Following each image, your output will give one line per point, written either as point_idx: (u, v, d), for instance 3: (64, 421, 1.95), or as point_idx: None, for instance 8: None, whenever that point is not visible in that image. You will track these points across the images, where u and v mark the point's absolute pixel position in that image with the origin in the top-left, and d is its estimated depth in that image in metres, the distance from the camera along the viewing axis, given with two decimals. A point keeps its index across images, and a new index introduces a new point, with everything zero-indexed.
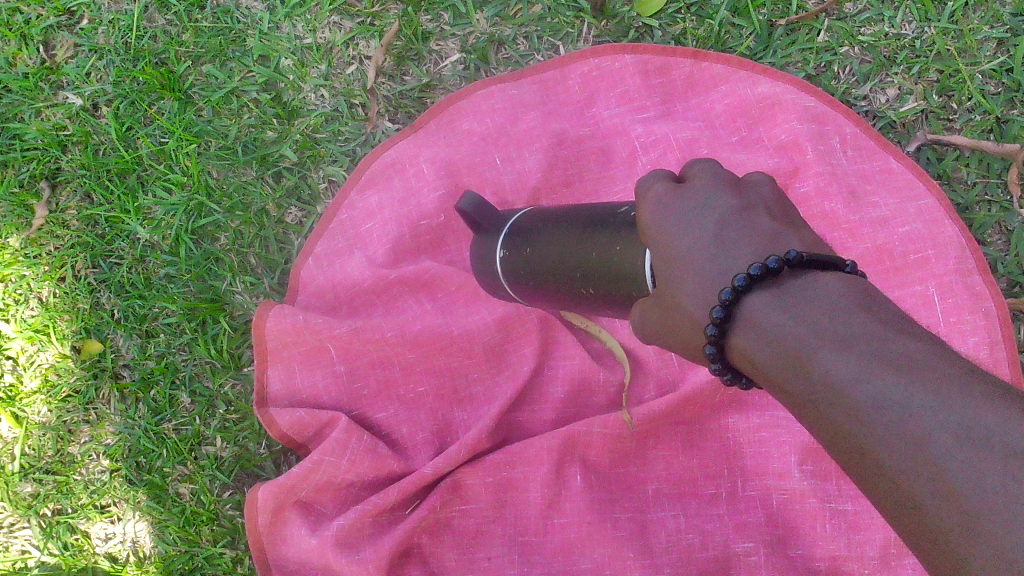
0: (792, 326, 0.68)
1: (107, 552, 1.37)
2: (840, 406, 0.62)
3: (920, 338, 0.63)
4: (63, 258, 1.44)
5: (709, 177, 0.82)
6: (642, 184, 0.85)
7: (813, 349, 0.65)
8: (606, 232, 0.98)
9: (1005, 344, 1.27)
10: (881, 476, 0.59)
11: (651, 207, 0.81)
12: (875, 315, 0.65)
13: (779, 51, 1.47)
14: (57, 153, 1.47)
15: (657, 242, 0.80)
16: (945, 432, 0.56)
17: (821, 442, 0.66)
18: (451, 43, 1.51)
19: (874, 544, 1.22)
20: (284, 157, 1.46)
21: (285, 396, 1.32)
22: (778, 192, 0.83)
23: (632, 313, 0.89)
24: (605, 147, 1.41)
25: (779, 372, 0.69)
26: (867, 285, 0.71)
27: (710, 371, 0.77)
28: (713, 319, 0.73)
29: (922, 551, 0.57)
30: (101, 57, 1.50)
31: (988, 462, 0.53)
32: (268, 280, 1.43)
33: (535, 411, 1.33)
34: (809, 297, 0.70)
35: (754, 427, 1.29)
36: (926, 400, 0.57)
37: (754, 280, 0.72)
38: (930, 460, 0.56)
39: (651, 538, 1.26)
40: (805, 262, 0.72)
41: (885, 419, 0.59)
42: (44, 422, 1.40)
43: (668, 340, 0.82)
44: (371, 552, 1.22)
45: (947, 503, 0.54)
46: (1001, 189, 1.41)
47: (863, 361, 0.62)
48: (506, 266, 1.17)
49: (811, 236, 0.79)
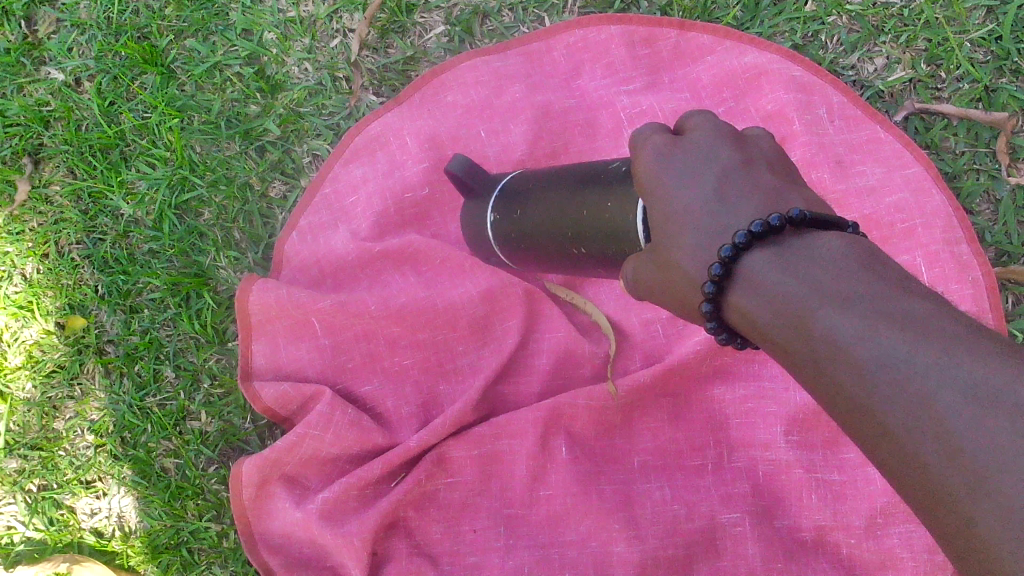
0: (794, 285, 0.67)
1: (92, 527, 1.36)
2: (841, 364, 0.61)
3: (922, 297, 0.62)
4: (47, 234, 1.43)
5: (710, 130, 0.80)
6: (638, 133, 0.83)
7: (815, 308, 0.64)
8: (594, 191, 0.98)
9: (992, 313, 1.27)
10: (882, 435, 0.58)
11: (649, 157, 0.79)
12: (879, 275, 0.64)
13: (766, 21, 1.46)
14: (39, 129, 1.46)
15: (653, 195, 0.79)
16: (952, 391, 0.54)
17: (819, 401, 0.65)
18: (436, 15, 1.49)
19: (859, 514, 1.21)
20: (267, 131, 1.45)
21: (268, 371, 1.31)
22: (777, 150, 0.81)
23: (625, 268, 0.88)
24: (591, 119, 1.39)
25: (779, 331, 0.67)
26: (870, 243, 0.69)
27: (707, 331, 0.76)
28: (711, 277, 0.72)
29: (924, 511, 0.56)
30: (83, 32, 1.49)
31: (996, 421, 0.52)
32: (252, 255, 1.42)
33: (521, 383, 1.33)
34: (810, 256, 0.69)
35: (740, 399, 1.29)
36: (933, 358, 0.56)
37: (755, 238, 0.71)
38: (936, 418, 0.55)
39: (637, 510, 1.25)
40: (808, 221, 0.71)
41: (888, 378, 0.58)
42: (28, 398, 1.39)
43: (662, 298, 0.81)
44: (355, 526, 1.21)
45: (954, 463, 0.53)
46: (989, 158, 1.40)
47: (866, 320, 0.60)
48: (497, 231, 1.17)
49: (811, 195, 0.78)
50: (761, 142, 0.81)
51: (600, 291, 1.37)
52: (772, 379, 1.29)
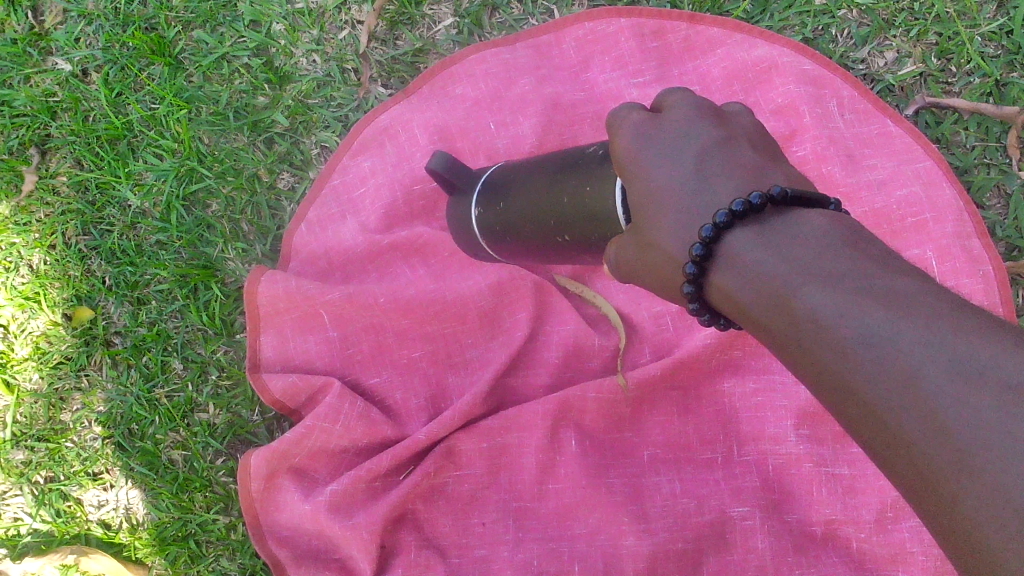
0: (777, 264, 0.67)
1: (100, 519, 1.36)
2: (825, 343, 0.60)
3: (907, 275, 0.61)
4: (53, 225, 1.43)
5: (690, 108, 0.79)
6: (616, 113, 0.82)
7: (797, 287, 0.63)
8: (576, 175, 0.96)
9: (1003, 307, 1.26)
10: (867, 414, 0.58)
11: (628, 137, 0.78)
12: (862, 252, 0.64)
13: (776, 14, 1.45)
14: (46, 120, 1.46)
15: (633, 176, 0.78)
16: (937, 367, 0.54)
17: (804, 382, 0.65)
18: (445, 7, 1.49)
19: (870, 508, 1.21)
20: (275, 122, 1.45)
21: (277, 363, 1.31)
22: (761, 129, 0.81)
23: (608, 253, 0.87)
24: (601, 111, 1.38)
25: (763, 311, 0.67)
26: (852, 222, 0.69)
27: (689, 312, 0.76)
28: (692, 257, 0.71)
29: (910, 490, 0.56)
30: (90, 23, 1.48)
31: (981, 396, 0.51)
32: (260, 246, 1.42)
33: (529, 376, 1.32)
34: (793, 235, 0.68)
35: (750, 392, 1.28)
36: (917, 335, 0.56)
37: (737, 217, 0.70)
38: (921, 395, 0.54)
39: (646, 503, 1.25)
40: (790, 200, 0.70)
41: (873, 355, 0.57)
42: (35, 389, 1.39)
43: (645, 280, 0.81)
44: (364, 518, 1.21)
45: (939, 440, 0.52)
46: (1000, 152, 1.40)
47: (850, 297, 0.60)
48: (482, 226, 1.16)
49: (798, 177, 0.77)
50: (745, 121, 0.80)
51: (609, 283, 1.37)
52: (782, 373, 1.28)
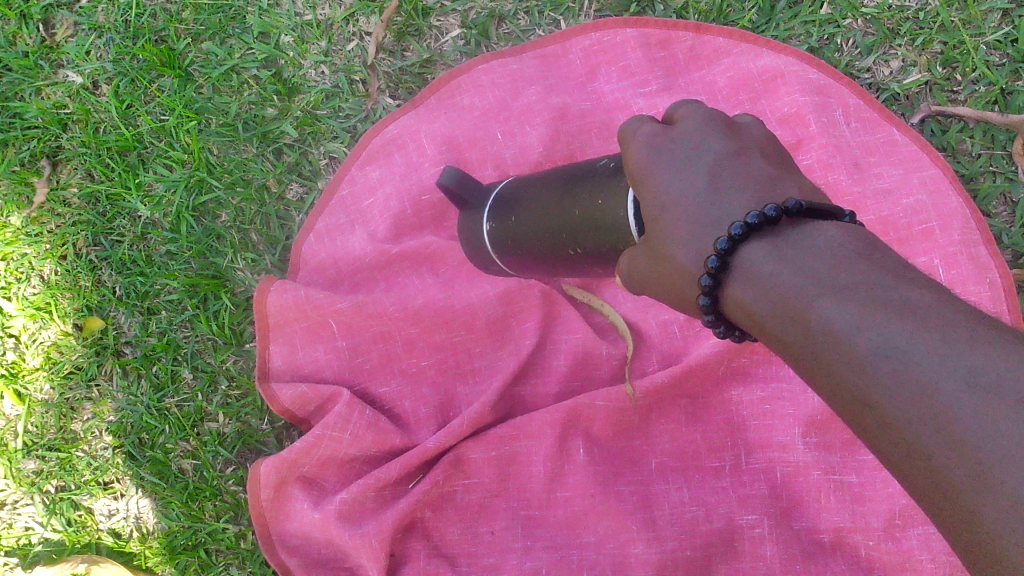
0: (792, 277, 0.67)
1: (110, 528, 1.37)
2: (841, 356, 0.61)
3: (922, 287, 0.62)
4: (64, 235, 1.44)
5: (701, 119, 0.79)
6: (628, 126, 0.83)
7: (813, 300, 0.64)
8: (585, 187, 0.97)
9: (1010, 315, 1.27)
10: (885, 426, 0.58)
11: (639, 149, 0.79)
12: (877, 264, 0.64)
13: (781, 24, 1.46)
14: (57, 132, 1.47)
15: (645, 188, 0.79)
16: (954, 379, 0.54)
17: (821, 395, 0.65)
18: (452, 18, 1.50)
19: (879, 515, 1.21)
20: (284, 133, 1.46)
21: (286, 372, 1.31)
22: (769, 139, 0.81)
23: (620, 263, 0.88)
24: (607, 121, 1.39)
25: (779, 324, 0.67)
26: (867, 233, 0.70)
27: (704, 324, 0.76)
28: (708, 270, 0.72)
29: (928, 502, 0.56)
30: (101, 35, 1.50)
31: (998, 409, 0.52)
32: (269, 256, 1.43)
33: (538, 384, 1.33)
34: (808, 247, 0.69)
35: (757, 400, 1.29)
36: (933, 347, 0.56)
37: (752, 229, 0.71)
38: (938, 408, 0.54)
39: (655, 511, 1.25)
40: (804, 212, 0.71)
41: (890, 368, 0.58)
42: (45, 399, 1.40)
43: (657, 291, 0.81)
44: (374, 527, 1.21)
45: (957, 453, 0.53)
46: (1005, 160, 1.41)
47: (866, 309, 0.60)
48: (494, 239, 1.16)
49: (806, 187, 0.78)
50: (756, 132, 0.81)
51: (617, 291, 1.37)
52: (790, 381, 1.29)
